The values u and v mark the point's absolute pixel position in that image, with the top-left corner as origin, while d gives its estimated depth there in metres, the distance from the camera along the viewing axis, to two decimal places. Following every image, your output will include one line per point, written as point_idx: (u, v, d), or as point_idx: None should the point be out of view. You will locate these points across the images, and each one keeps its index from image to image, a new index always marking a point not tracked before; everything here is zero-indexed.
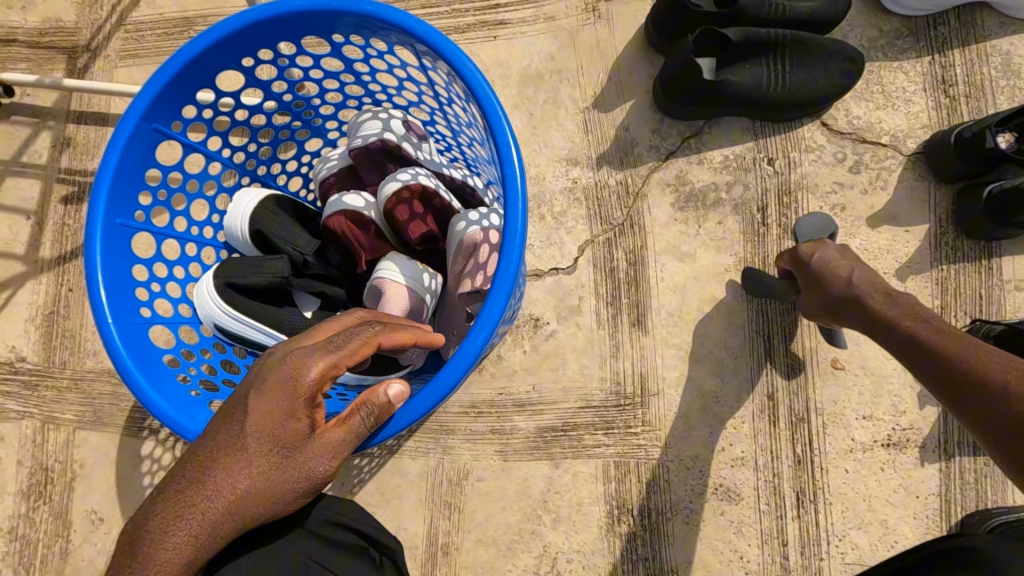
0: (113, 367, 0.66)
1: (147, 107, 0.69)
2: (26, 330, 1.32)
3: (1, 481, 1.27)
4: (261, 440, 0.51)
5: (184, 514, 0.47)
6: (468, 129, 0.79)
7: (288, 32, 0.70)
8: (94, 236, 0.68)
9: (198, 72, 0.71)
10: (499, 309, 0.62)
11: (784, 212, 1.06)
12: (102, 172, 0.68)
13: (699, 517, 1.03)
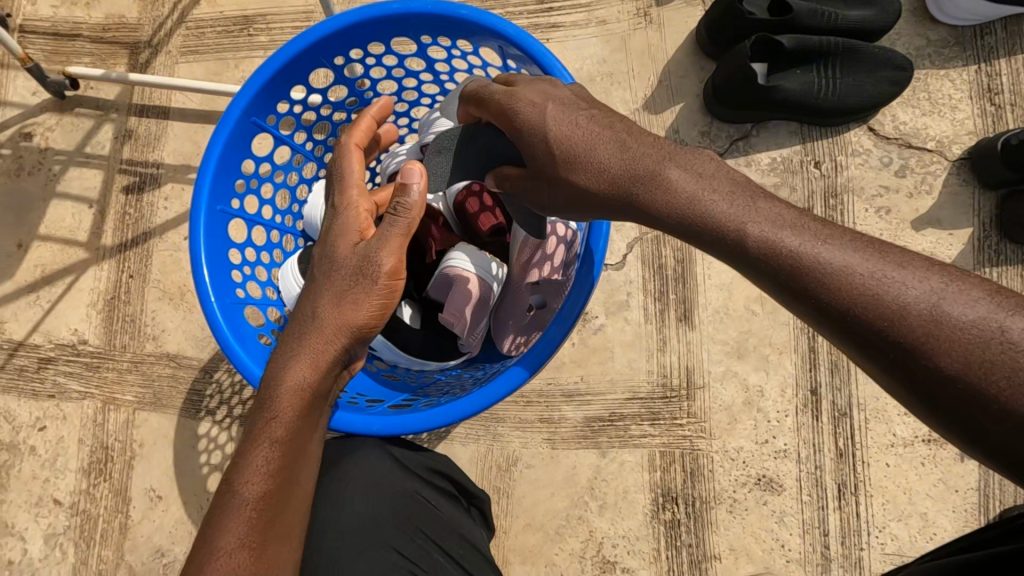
0: (218, 343, 0.70)
1: (250, 101, 0.74)
2: (88, 314, 1.37)
3: (64, 458, 1.33)
4: (321, 265, 0.64)
5: (291, 340, 0.60)
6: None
7: (382, 34, 0.75)
8: (199, 220, 0.72)
9: (296, 70, 0.76)
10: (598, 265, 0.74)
11: (830, 213, 1.09)
12: (206, 161, 0.73)
13: (742, 506, 1.07)
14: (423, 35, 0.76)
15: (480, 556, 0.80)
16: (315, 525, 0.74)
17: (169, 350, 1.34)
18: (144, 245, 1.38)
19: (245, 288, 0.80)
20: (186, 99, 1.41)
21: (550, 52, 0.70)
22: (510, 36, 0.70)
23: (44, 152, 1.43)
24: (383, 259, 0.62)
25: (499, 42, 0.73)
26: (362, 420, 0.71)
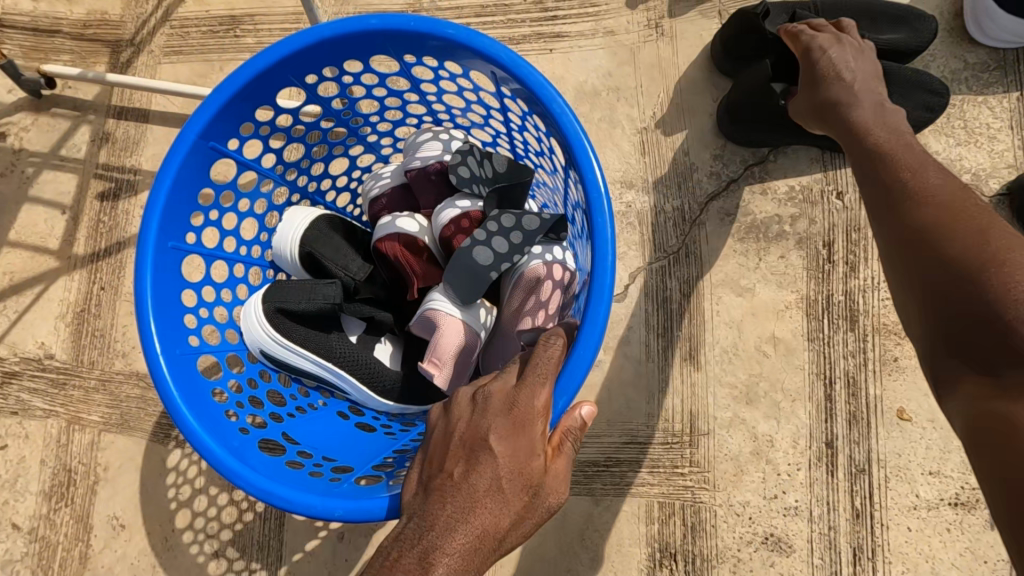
0: (161, 404, 0.62)
1: (207, 123, 0.65)
2: (56, 327, 1.30)
3: (25, 479, 1.25)
4: (514, 480, 0.52)
5: (460, 547, 0.49)
6: (537, 156, 0.77)
7: (359, 53, 0.66)
8: (145, 260, 0.64)
9: (263, 90, 0.67)
10: (594, 341, 0.61)
11: (852, 248, 1.01)
12: (157, 191, 0.65)
13: (747, 567, 0.98)
14: (408, 55, 0.68)
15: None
16: None
17: (140, 369, 1.26)
18: (118, 255, 1.30)
19: (201, 333, 0.71)
20: (168, 102, 1.33)
21: (550, 82, 0.62)
22: (505, 61, 0.62)
23: (17, 154, 1.36)
24: (558, 503, 0.55)
25: (491, 68, 0.64)
26: (316, 503, 0.60)
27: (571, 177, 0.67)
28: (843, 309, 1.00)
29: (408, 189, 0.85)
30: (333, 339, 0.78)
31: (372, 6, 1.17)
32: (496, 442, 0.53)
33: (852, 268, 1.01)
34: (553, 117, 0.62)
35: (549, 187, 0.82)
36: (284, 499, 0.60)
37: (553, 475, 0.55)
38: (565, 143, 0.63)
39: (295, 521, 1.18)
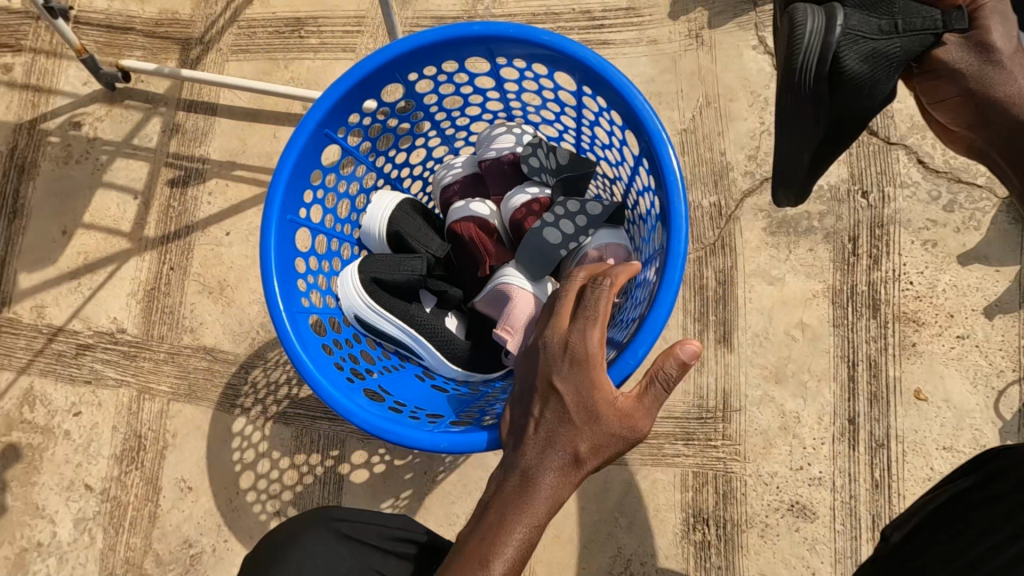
0: (285, 352, 0.72)
1: (325, 113, 0.75)
2: (128, 303, 1.39)
3: (98, 443, 1.35)
4: (580, 413, 0.61)
5: (544, 467, 0.61)
6: (603, 149, 0.87)
7: (457, 54, 0.76)
8: (269, 229, 0.74)
9: (371, 86, 0.77)
10: (669, 304, 0.69)
11: (875, 243, 1.10)
12: (280, 171, 0.75)
13: (774, 531, 1.07)
14: (498, 57, 0.78)
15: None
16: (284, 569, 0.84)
17: (206, 343, 1.35)
18: (186, 238, 1.39)
19: (308, 297, 0.82)
20: (234, 97, 1.43)
21: (630, 81, 0.72)
22: (594, 67, 0.72)
23: (92, 142, 1.47)
24: (633, 431, 0.62)
25: (576, 69, 0.74)
26: (421, 436, 0.70)
27: (641, 166, 0.78)
28: (866, 298, 1.09)
29: (477, 177, 0.95)
30: (417, 307, 0.87)
31: (432, 12, 1.27)
32: (559, 383, 0.62)
33: (875, 261, 1.10)
34: (632, 111, 0.72)
35: (609, 178, 0.92)
36: (392, 434, 0.71)
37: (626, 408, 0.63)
38: (643, 137, 0.73)
39: (352, 486, 1.28)
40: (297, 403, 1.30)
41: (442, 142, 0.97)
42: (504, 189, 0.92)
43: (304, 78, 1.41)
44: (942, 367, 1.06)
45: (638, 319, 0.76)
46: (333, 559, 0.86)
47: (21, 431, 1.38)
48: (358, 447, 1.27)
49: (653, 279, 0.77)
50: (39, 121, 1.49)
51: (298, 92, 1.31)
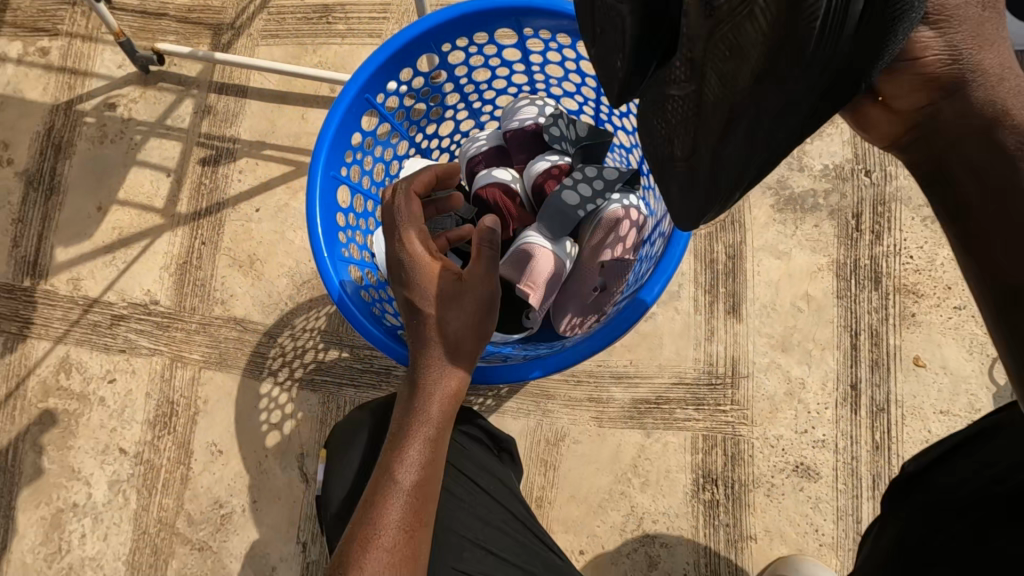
0: (331, 295, 0.78)
1: (367, 78, 0.82)
2: (161, 276, 1.45)
3: (132, 409, 1.41)
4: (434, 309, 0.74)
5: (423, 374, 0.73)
6: (619, 118, 0.94)
7: (489, 25, 0.83)
8: (314, 183, 0.81)
9: (409, 54, 0.84)
10: (676, 257, 0.80)
11: (878, 220, 1.16)
12: (324, 131, 0.81)
13: (779, 490, 1.13)
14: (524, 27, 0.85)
15: (517, 501, 0.87)
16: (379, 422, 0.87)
17: (237, 314, 1.41)
18: (218, 214, 1.46)
19: (348, 249, 0.88)
20: (265, 80, 1.49)
21: None
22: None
23: (126, 122, 1.53)
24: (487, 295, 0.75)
25: None
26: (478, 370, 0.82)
27: None
28: (869, 271, 1.15)
29: (501, 147, 1.01)
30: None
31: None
32: (417, 312, 0.75)
33: (877, 237, 1.16)
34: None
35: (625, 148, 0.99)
36: None
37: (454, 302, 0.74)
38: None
39: None
40: (324, 371, 1.36)
41: (469, 115, 1.04)
42: (527, 158, 0.98)
43: (332, 62, 1.47)
44: (940, 336, 1.13)
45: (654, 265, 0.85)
46: None
47: (58, 397, 1.44)
48: None
49: (666, 230, 0.87)
50: (75, 102, 1.55)
51: (326, 74, 1.37)
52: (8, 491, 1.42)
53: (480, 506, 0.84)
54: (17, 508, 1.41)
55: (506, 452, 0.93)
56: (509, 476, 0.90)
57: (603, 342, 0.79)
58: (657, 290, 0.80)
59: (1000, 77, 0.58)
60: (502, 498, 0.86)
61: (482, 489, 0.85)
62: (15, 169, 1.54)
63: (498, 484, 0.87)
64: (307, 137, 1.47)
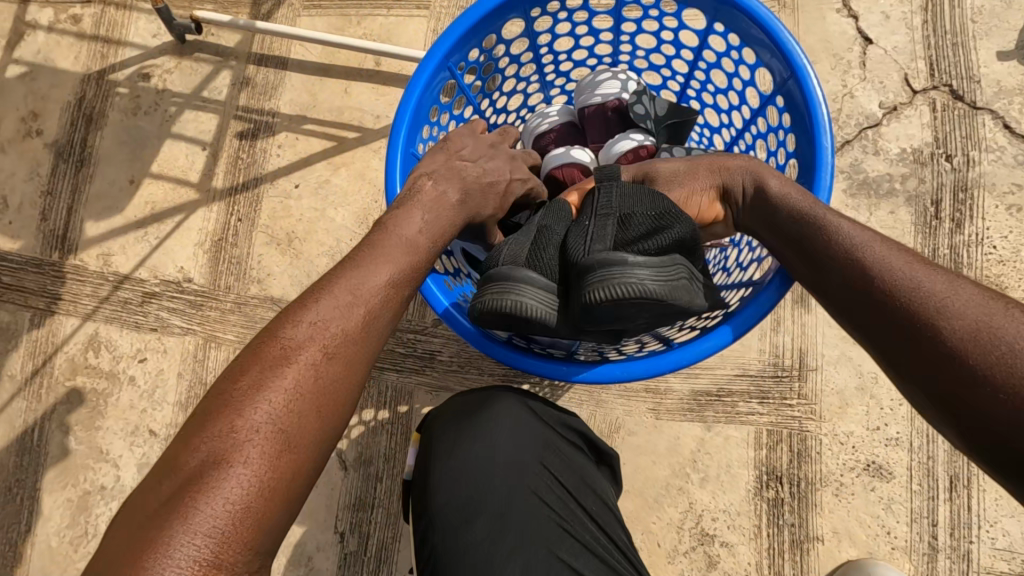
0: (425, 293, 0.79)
1: (451, 44, 0.84)
2: (195, 253, 1.40)
3: (163, 390, 1.37)
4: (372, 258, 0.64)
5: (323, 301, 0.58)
6: (713, 93, 1.01)
7: None
8: (396, 143, 0.82)
9: (492, 20, 0.86)
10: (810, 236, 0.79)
11: (959, 207, 1.10)
12: (409, 95, 0.83)
13: (849, 489, 1.07)
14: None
15: (616, 519, 0.84)
16: (481, 417, 0.81)
17: (274, 294, 1.36)
18: (255, 190, 1.41)
19: None
20: (307, 52, 1.44)
21: (776, 17, 0.81)
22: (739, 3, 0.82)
23: (161, 94, 1.47)
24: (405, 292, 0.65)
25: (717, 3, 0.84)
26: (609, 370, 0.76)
27: (776, 103, 0.87)
28: (948, 261, 1.09)
29: (574, 126, 1.04)
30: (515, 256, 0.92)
31: None
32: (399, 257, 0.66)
33: (958, 225, 1.09)
34: (770, 38, 0.82)
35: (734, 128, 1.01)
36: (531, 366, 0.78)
37: (388, 257, 0.65)
38: (781, 64, 0.83)
39: None
40: None
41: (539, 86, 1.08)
42: (604, 136, 1.00)
43: (377, 34, 1.41)
44: None
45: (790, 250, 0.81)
46: (523, 428, 0.82)
47: (86, 376, 1.39)
48: (425, 400, 1.23)
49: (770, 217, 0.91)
50: (107, 72, 1.50)
51: (371, 45, 1.30)
52: (33, 472, 1.37)
53: (583, 527, 0.79)
54: (42, 489, 1.36)
55: (603, 463, 0.91)
56: (607, 488, 0.86)
57: (758, 317, 0.75)
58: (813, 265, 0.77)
59: (746, 168, 0.81)
60: (601, 517, 0.82)
61: (585, 508, 0.81)
62: (45, 140, 1.48)
63: (598, 502, 0.83)
64: (350, 111, 1.42)
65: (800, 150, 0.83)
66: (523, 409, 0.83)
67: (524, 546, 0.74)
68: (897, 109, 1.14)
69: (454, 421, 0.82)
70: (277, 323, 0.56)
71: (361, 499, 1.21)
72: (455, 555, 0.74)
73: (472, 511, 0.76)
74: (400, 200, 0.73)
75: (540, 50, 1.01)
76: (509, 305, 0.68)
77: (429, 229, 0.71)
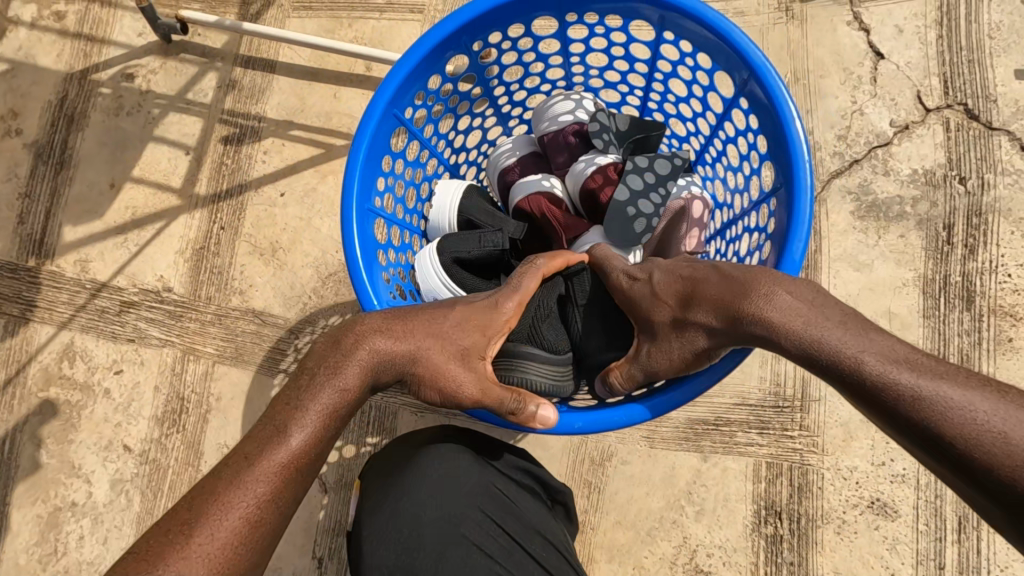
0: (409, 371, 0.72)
1: (391, 95, 0.79)
2: (176, 262, 1.35)
3: (139, 403, 1.31)
4: (283, 410, 0.60)
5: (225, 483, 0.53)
6: (675, 103, 0.95)
7: (514, 14, 0.81)
8: (349, 208, 0.77)
9: (430, 62, 0.81)
10: (796, 250, 0.70)
11: (972, 232, 1.04)
12: (354, 156, 0.78)
13: (851, 527, 1.02)
14: (569, 13, 0.83)
15: (569, 568, 0.79)
16: (412, 468, 0.76)
17: (255, 307, 1.31)
18: (239, 197, 1.36)
19: (388, 270, 0.86)
20: (295, 54, 1.39)
21: (729, 20, 0.75)
22: (687, 9, 0.76)
23: (144, 95, 1.42)
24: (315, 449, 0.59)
25: (665, 14, 0.79)
26: (606, 415, 0.71)
27: (739, 108, 0.82)
28: (959, 289, 1.03)
29: (536, 155, 1.00)
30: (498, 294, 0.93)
31: None
32: (318, 406, 0.60)
33: (970, 252, 1.04)
34: (726, 42, 0.76)
35: (700, 135, 0.95)
36: (532, 422, 0.72)
37: (305, 411, 0.59)
38: (738, 64, 0.77)
39: None
40: None
41: (497, 120, 1.04)
42: (568, 159, 0.96)
43: (369, 38, 1.36)
44: None
45: (776, 233, 0.74)
46: (456, 477, 0.76)
47: (60, 387, 1.34)
48: (409, 422, 1.18)
49: (762, 224, 0.80)
50: (90, 71, 1.44)
51: (360, 49, 1.25)
52: (3, 485, 1.32)
53: None
54: (12, 504, 1.31)
55: (558, 502, 0.87)
56: (558, 532, 0.82)
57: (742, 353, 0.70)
58: (801, 248, 0.70)
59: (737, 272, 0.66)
60: (553, 567, 0.77)
61: (535, 559, 0.76)
62: (24, 140, 1.43)
63: (549, 548, 0.79)
64: (339, 117, 1.36)
65: (771, 154, 0.77)
66: (460, 455, 0.78)
67: None
68: (908, 128, 1.08)
69: (382, 477, 0.77)
70: (174, 515, 0.51)
71: (339, 524, 1.15)
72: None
73: (410, 572, 0.71)
74: (339, 335, 0.66)
75: (490, 84, 0.95)
76: (519, 378, 0.78)
77: (317, 396, 0.61)
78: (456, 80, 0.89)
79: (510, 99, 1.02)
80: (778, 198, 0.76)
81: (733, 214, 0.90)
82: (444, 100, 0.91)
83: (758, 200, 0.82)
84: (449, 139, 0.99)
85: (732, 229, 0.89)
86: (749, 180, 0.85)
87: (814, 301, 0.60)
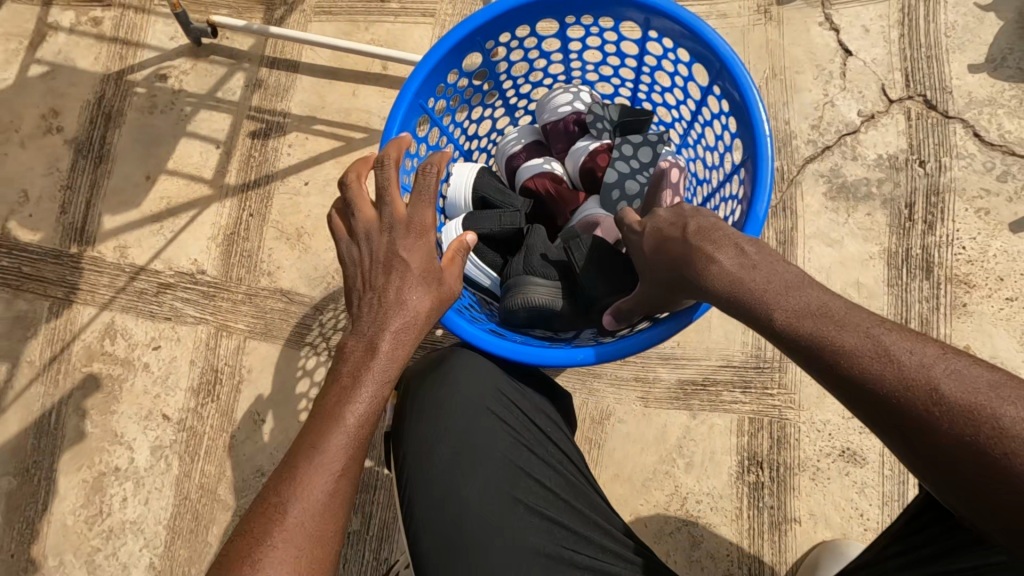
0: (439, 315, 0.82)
1: (417, 87, 0.91)
2: (208, 247, 1.47)
3: (176, 376, 1.43)
4: (345, 383, 0.62)
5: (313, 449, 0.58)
6: (661, 92, 1.07)
7: (519, 17, 0.93)
8: None
9: (451, 59, 0.93)
10: (760, 208, 0.82)
11: (931, 210, 1.17)
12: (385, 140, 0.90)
13: (824, 473, 1.14)
14: (566, 16, 0.95)
15: (565, 436, 0.92)
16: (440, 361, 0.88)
17: (283, 286, 1.43)
18: (266, 187, 1.48)
19: None
20: (316, 56, 1.52)
21: (702, 18, 0.87)
22: (665, 10, 0.88)
23: (176, 94, 1.54)
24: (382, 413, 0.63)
25: (647, 15, 0.91)
26: (575, 354, 0.82)
27: (714, 93, 0.94)
28: (920, 261, 1.16)
29: (540, 143, 1.12)
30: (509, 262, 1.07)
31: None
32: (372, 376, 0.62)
33: (929, 227, 1.16)
34: (698, 37, 0.88)
35: (683, 120, 1.08)
36: (514, 355, 0.83)
37: (365, 385, 0.62)
38: (711, 55, 0.89)
39: None
40: None
41: (505, 111, 1.16)
42: (567, 146, 1.09)
43: (384, 39, 1.48)
44: (991, 326, 1.12)
45: (745, 197, 0.86)
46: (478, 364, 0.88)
47: (102, 362, 1.46)
48: None
49: (736, 192, 0.92)
50: (126, 72, 1.56)
51: (378, 50, 1.37)
52: (49, 453, 1.43)
53: (541, 448, 0.87)
54: (58, 470, 1.42)
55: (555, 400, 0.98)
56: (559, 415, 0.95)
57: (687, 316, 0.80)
58: (763, 207, 0.81)
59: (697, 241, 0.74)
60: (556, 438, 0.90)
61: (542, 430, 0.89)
62: (65, 136, 1.55)
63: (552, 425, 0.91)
64: (357, 113, 1.49)
65: (741, 132, 0.88)
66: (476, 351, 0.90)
67: (488, 462, 0.82)
68: (874, 117, 1.21)
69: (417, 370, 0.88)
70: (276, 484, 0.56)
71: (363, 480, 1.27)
72: (427, 474, 0.81)
73: (442, 432, 0.83)
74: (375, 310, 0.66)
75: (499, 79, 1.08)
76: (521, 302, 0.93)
77: (372, 369, 0.63)
78: (471, 75, 1.01)
79: (516, 92, 1.14)
80: (747, 168, 0.88)
81: (711, 188, 1.02)
82: (460, 93, 1.03)
83: (732, 172, 0.94)
84: (464, 128, 1.11)
85: (711, 201, 1.01)
86: (723, 156, 0.97)
87: (755, 266, 0.69)
